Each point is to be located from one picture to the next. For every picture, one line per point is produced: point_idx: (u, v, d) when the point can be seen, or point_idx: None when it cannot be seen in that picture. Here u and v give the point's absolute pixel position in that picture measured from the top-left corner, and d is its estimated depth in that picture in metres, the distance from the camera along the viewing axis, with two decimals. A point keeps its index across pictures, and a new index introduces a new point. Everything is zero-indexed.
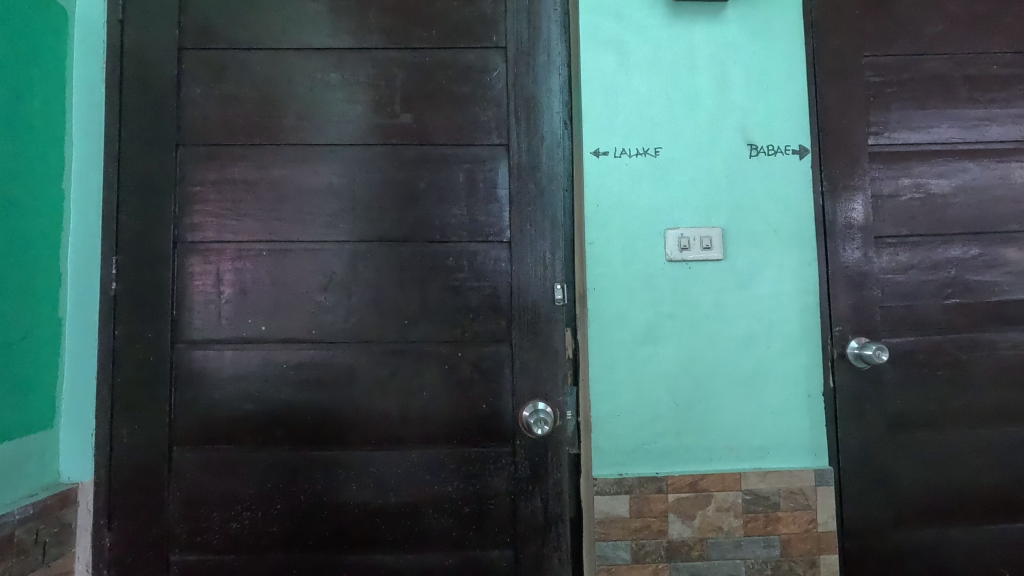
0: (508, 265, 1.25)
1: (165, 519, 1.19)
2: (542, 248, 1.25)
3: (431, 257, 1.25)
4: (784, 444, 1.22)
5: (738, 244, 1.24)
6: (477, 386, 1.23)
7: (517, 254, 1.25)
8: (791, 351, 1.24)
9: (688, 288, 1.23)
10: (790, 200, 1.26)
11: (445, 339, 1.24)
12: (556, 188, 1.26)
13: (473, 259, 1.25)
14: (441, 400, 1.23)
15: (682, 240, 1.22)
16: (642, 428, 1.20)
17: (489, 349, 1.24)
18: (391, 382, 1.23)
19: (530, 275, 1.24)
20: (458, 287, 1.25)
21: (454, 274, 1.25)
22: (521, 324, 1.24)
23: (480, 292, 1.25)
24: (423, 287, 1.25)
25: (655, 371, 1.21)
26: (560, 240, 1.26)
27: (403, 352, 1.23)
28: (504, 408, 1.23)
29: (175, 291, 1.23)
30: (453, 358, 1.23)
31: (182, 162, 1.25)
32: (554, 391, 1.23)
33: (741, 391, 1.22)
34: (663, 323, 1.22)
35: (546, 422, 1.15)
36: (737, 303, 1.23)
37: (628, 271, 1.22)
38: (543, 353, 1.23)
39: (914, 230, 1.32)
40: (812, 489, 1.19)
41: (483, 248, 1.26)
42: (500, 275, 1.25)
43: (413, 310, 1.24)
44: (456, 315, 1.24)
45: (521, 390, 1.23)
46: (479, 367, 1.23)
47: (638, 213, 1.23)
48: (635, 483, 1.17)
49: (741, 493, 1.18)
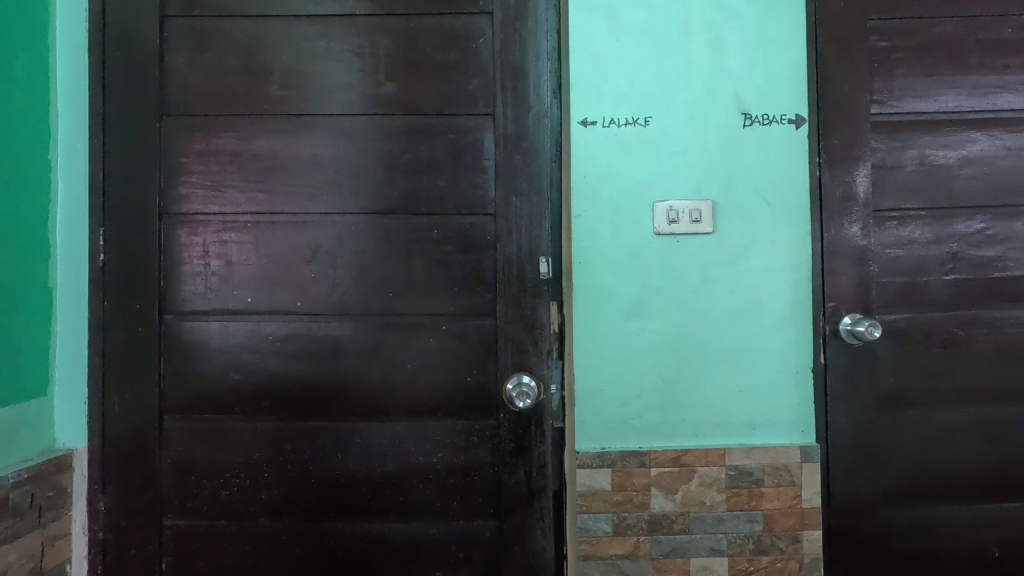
0: (494, 238, 1.24)
1: (156, 486, 1.22)
2: (528, 221, 1.23)
3: (417, 230, 1.24)
4: (771, 420, 1.20)
5: (729, 217, 1.21)
6: (462, 360, 1.23)
7: (503, 227, 1.23)
8: (781, 326, 1.22)
9: (677, 263, 1.20)
10: (785, 172, 1.22)
11: (430, 312, 1.24)
12: (543, 160, 1.24)
13: (459, 232, 1.24)
14: (427, 372, 1.23)
15: (671, 213, 1.20)
16: (626, 402, 1.19)
17: (474, 323, 1.23)
18: (377, 354, 1.23)
19: (516, 247, 1.23)
20: (444, 260, 1.24)
21: (440, 247, 1.24)
22: (506, 298, 1.22)
23: (466, 265, 1.24)
24: (408, 259, 1.24)
25: (641, 346, 1.20)
26: (546, 212, 1.24)
27: (389, 325, 1.24)
28: (488, 381, 1.23)
29: (162, 263, 1.24)
30: (438, 332, 1.23)
31: (167, 133, 1.24)
32: (540, 365, 1.22)
33: (728, 366, 1.21)
34: (650, 297, 1.20)
35: (528, 396, 1.17)
36: (727, 278, 1.21)
37: (615, 245, 1.20)
38: (528, 326, 1.23)
39: (915, 203, 1.28)
40: (797, 465, 1.18)
41: (469, 220, 1.24)
42: (487, 248, 1.24)
43: (399, 283, 1.24)
44: (443, 288, 1.24)
45: (506, 363, 1.22)
46: (465, 340, 1.23)
47: (626, 185, 1.21)
48: (618, 457, 1.17)
49: (725, 469, 1.18)
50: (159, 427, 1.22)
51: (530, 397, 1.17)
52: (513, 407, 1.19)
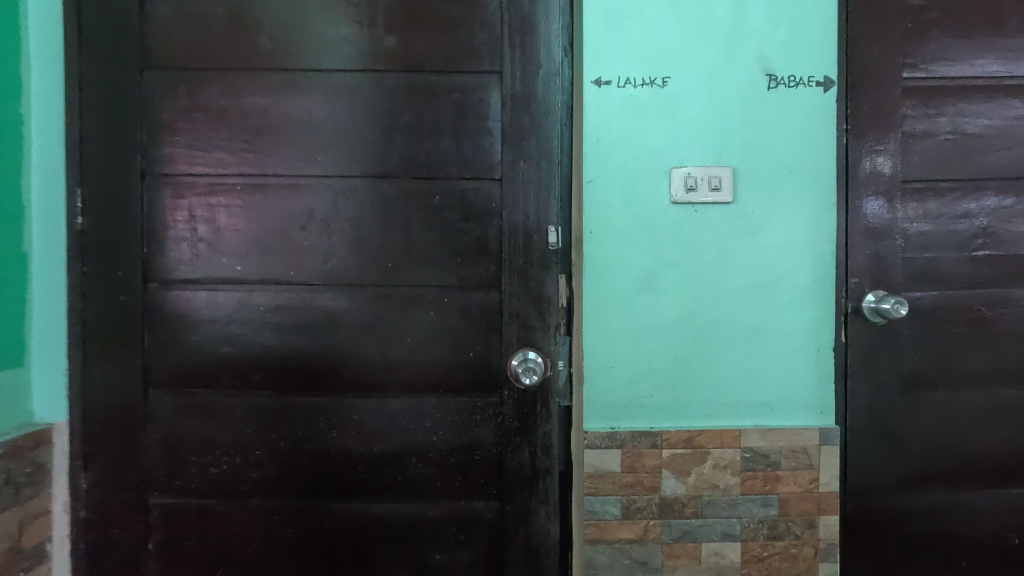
0: (499, 205, 1.16)
1: (142, 463, 1.16)
2: (536, 188, 1.15)
3: (417, 195, 1.17)
4: (788, 401, 1.14)
5: (750, 186, 1.13)
6: (464, 334, 1.16)
7: (509, 193, 1.15)
8: (801, 303, 1.14)
9: (693, 234, 1.13)
10: (812, 138, 1.14)
11: (431, 284, 1.17)
12: (553, 119, 1.14)
13: (462, 198, 1.16)
14: (427, 347, 1.16)
15: (688, 180, 1.12)
16: (636, 381, 1.14)
17: (477, 295, 1.16)
18: (374, 327, 1.16)
19: (523, 215, 1.15)
20: (446, 228, 1.16)
21: (441, 214, 1.16)
22: (512, 269, 1.15)
23: (469, 234, 1.16)
24: (408, 227, 1.17)
25: (652, 323, 1.14)
26: (556, 176, 1.14)
27: (387, 296, 1.17)
28: (492, 357, 1.16)
29: (144, 228, 1.16)
30: (439, 304, 1.16)
31: (149, 88, 1.15)
32: (546, 341, 1.14)
33: (743, 345, 1.14)
34: (663, 271, 1.13)
35: (535, 371, 1.11)
36: (744, 250, 1.13)
37: (627, 215, 1.14)
38: (535, 301, 1.14)
39: (946, 174, 1.21)
40: (815, 447, 1.13)
41: (472, 186, 1.16)
42: (491, 215, 1.16)
43: (398, 251, 1.16)
44: (444, 257, 1.16)
45: (511, 338, 1.15)
46: (468, 314, 1.16)
47: (640, 151, 1.14)
48: (628, 437, 1.12)
49: (740, 451, 1.12)
50: (144, 401, 1.16)
51: (536, 373, 1.11)
52: (520, 385, 1.12)
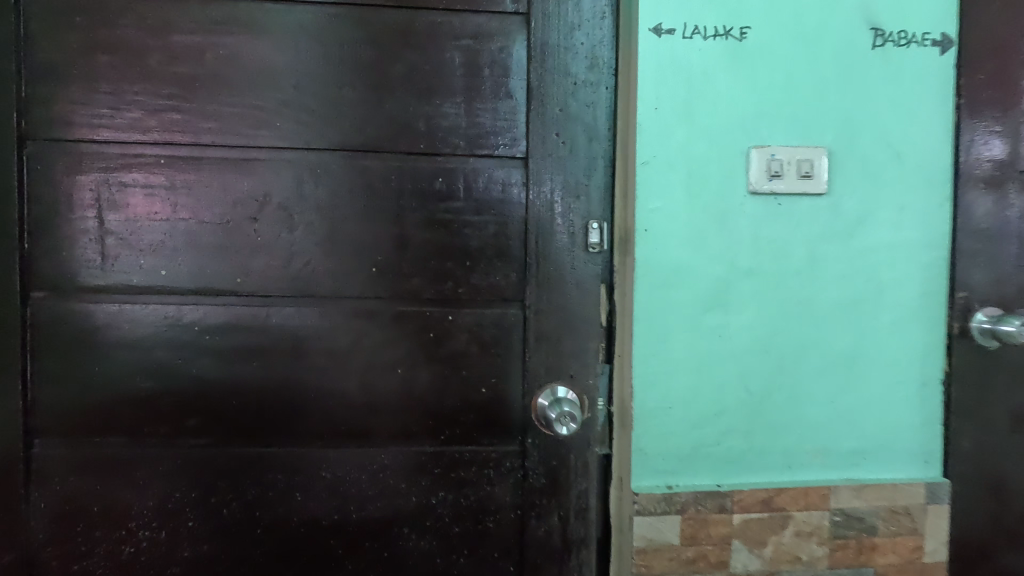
0: (522, 193, 0.88)
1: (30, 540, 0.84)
2: (571, 170, 0.88)
3: (413, 176, 0.87)
4: (887, 448, 0.90)
5: (848, 173, 0.88)
6: (474, 362, 0.88)
7: (535, 177, 0.87)
8: (905, 323, 0.90)
9: (777, 235, 0.87)
10: (922, 114, 0.89)
11: (430, 296, 0.87)
12: (591, 83, 0.87)
13: (472, 181, 0.87)
14: (424, 380, 0.87)
15: (772, 164, 0.86)
16: (702, 425, 0.87)
17: (493, 312, 0.88)
18: (353, 353, 0.87)
19: (555, 207, 0.88)
20: (450, 221, 0.87)
21: (445, 202, 0.87)
22: (539, 277, 0.88)
23: (482, 229, 0.87)
24: (399, 219, 0.87)
25: (723, 350, 0.87)
26: (596, 159, 0.88)
27: (371, 312, 0.87)
28: (511, 392, 0.88)
29: (25, 215, 0.83)
30: (441, 322, 0.87)
31: (29, 18, 0.82)
32: (582, 371, 0.89)
33: (835, 377, 0.89)
34: (738, 281, 0.87)
35: (573, 419, 0.83)
36: (839, 256, 0.88)
37: (693, 207, 0.86)
38: (567, 319, 0.89)
39: None
40: (920, 507, 0.89)
41: (486, 164, 0.87)
42: (512, 205, 0.87)
43: (385, 252, 0.87)
44: (449, 261, 0.87)
45: (536, 367, 0.88)
46: (479, 336, 0.88)
47: (712, 123, 0.86)
48: (690, 500, 0.85)
49: (829, 514, 0.88)
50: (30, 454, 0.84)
51: (574, 420, 0.83)
52: (548, 431, 0.86)
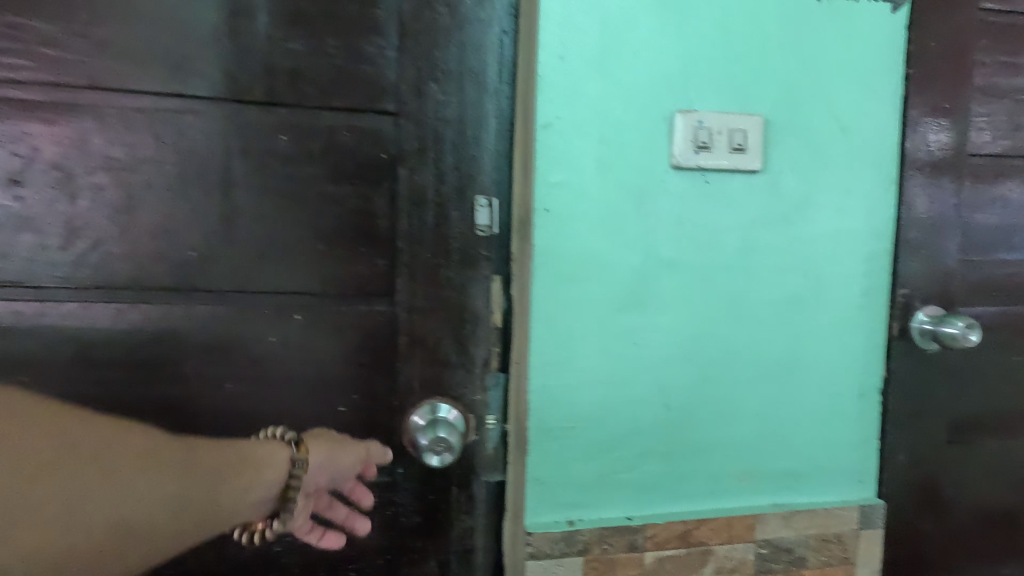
0: (394, 158, 0.69)
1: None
2: (457, 132, 0.69)
3: (245, 130, 0.65)
4: (821, 467, 0.79)
5: (787, 148, 0.74)
6: (331, 374, 0.70)
7: (410, 139, 0.68)
8: (845, 325, 0.78)
9: (705, 220, 0.72)
10: (870, 82, 0.77)
11: (272, 290, 0.67)
12: (484, 25, 0.70)
13: (326, 140, 0.67)
14: (264, 398, 0.68)
15: (699, 134, 0.71)
16: (611, 448, 0.72)
17: (356, 310, 0.69)
18: (164, 364, 0.66)
19: (436, 178, 0.69)
20: (297, 192, 0.67)
21: (290, 168, 0.67)
22: (415, 267, 0.70)
23: (340, 204, 0.68)
24: (225, 186, 0.65)
25: (639, 357, 0.72)
26: (488, 120, 0.70)
27: (187, 310, 0.66)
28: (378, 411, 0.71)
29: None
30: (286, 323, 0.68)
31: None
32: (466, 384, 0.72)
33: (767, 388, 0.76)
34: (658, 275, 0.72)
35: (448, 455, 0.69)
36: (774, 246, 0.75)
37: (606, 183, 0.70)
38: (449, 319, 0.71)
39: None
40: (853, 534, 0.79)
41: (346, 120, 0.67)
42: (380, 174, 0.68)
43: (205, 229, 0.65)
44: (295, 244, 0.67)
45: (410, 379, 0.71)
46: (337, 340, 0.69)
47: (630, 80, 0.69)
48: (595, 538, 0.71)
49: (754, 546, 0.76)
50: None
51: (449, 457, 0.69)
52: (410, 452, 0.71)
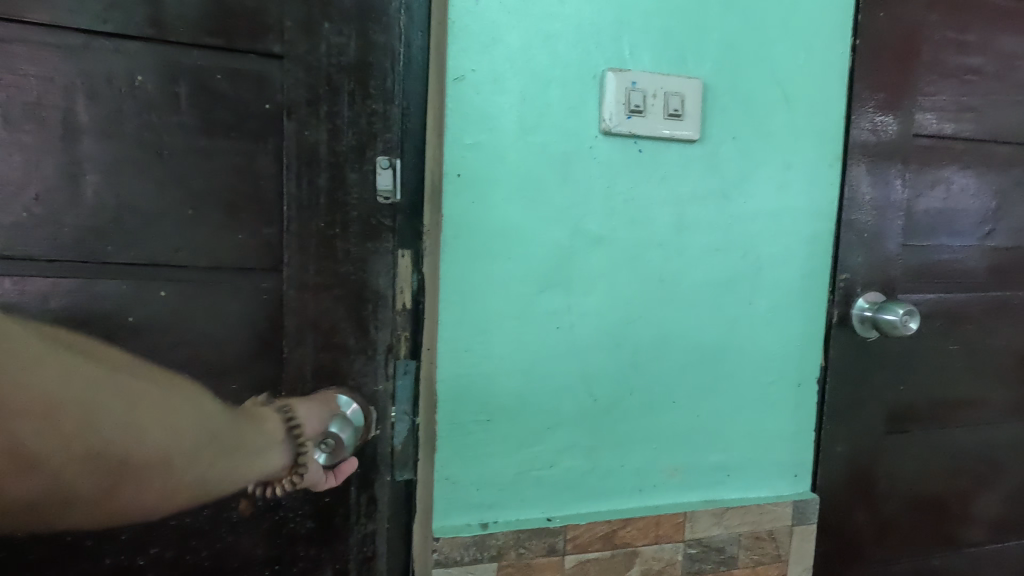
0: (281, 110, 0.59)
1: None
2: (356, 83, 0.61)
3: (92, 69, 0.54)
4: (755, 461, 0.74)
5: (726, 117, 0.68)
6: (202, 359, 0.59)
7: (298, 88, 0.59)
8: (783, 309, 0.73)
9: (636, 192, 0.66)
10: (815, 50, 0.71)
11: (130, 262, 0.57)
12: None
13: (195, 85, 0.57)
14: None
15: (632, 97, 0.64)
16: (530, 442, 0.66)
17: (238, 286, 0.60)
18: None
19: (331, 136, 0.60)
20: (160, 145, 0.56)
21: (151, 116, 0.56)
22: (309, 238, 0.61)
23: (215, 159, 0.58)
24: (67, 133, 0.54)
25: (562, 343, 0.65)
26: (393, 70, 0.62)
27: (16, 283, 0.54)
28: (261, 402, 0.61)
29: None
30: (147, 300, 0.57)
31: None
32: (367, 372, 0.64)
33: (700, 377, 0.70)
34: (583, 252, 0.65)
35: (328, 454, 0.60)
36: (711, 223, 0.69)
37: (527, 148, 0.62)
38: (347, 300, 0.63)
39: (977, 127, 0.82)
40: (786, 530, 0.75)
41: (221, 61, 0.57)
42: (264, 128, 0.59)
43: (39, 185, 0.54)
44: (158, 208, 0.57)
45: (300, 367, 0.62)
46: (211, 318, 0.59)
47: (555, 32, 0.62)
48: (510, 542, 0.64)
49: (684, 547, 0.71)
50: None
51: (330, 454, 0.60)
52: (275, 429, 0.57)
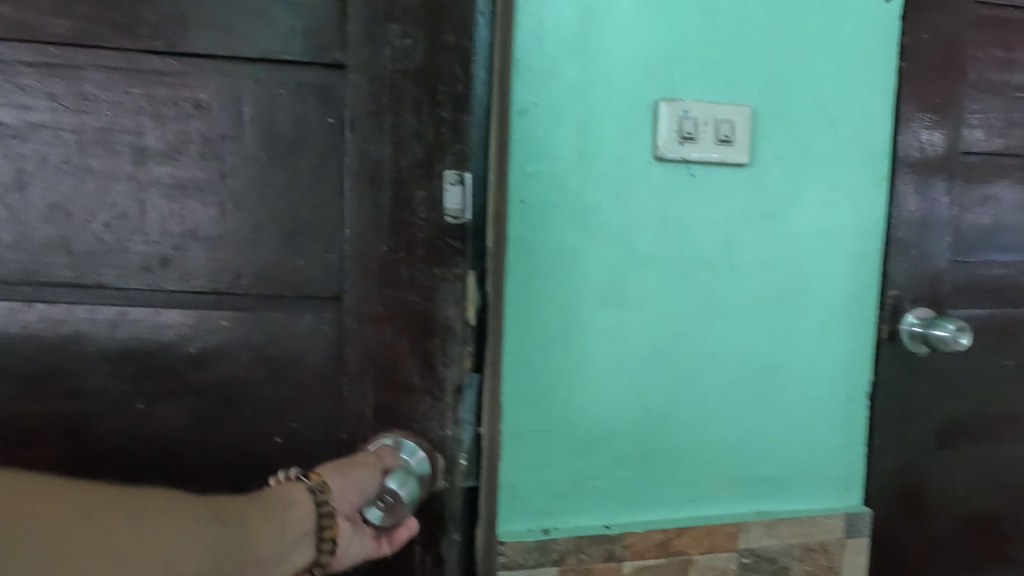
0: (345, 123, 0.55)
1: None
2: (423, 92, 0.54)
3: (155, 88, 0.52)
4: (805, 474, 0.76)
5: (773, 141, 0.71)
6: (260, 396, 0.56)
7: (363, 102, 0.54)
8: (831, 325, 0.75)
9: (686, 214, 0.69)
10: (860, 75, 0.74)
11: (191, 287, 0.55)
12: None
13: (251, 97, 0.54)
14: (180, 422, 0.56)
15: (683, 124, 0.67)
16: (587, 452, 0.69)
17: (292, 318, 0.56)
18: (58, 375, 0.54)
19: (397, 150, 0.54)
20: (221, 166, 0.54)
21: (214, 136, 0.54)
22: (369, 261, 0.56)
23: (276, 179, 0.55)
24: (136, 157, 0.53)
25: (617, 358, 0.69)
26: (465, 73, 0.54)
27: (85, 311, 0.53)
28: (318, 444, 0.58)
29: None
30: (205, 332, 0.55)
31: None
32: (431, 415, 0.57)
33: (749, 391, 0.73)
34: (637, 272, 0.68)
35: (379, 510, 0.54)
36: (759, 243, 0.71)
37: (584, 174, 0.66)
38: (412, 328, 0.57)
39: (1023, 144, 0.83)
40: (838, 543, 0.76)
41: (283, 75, 0.54)
42: (326, 144, 0.55)
43: (110, 211, 0.53)
44: (220, 232, 0.54)
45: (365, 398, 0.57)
46: (266, 355, 0.56)
47: (610, 67, 0.66)
48: (569, 547, 0.68)
49: (737, 556, 0.73)
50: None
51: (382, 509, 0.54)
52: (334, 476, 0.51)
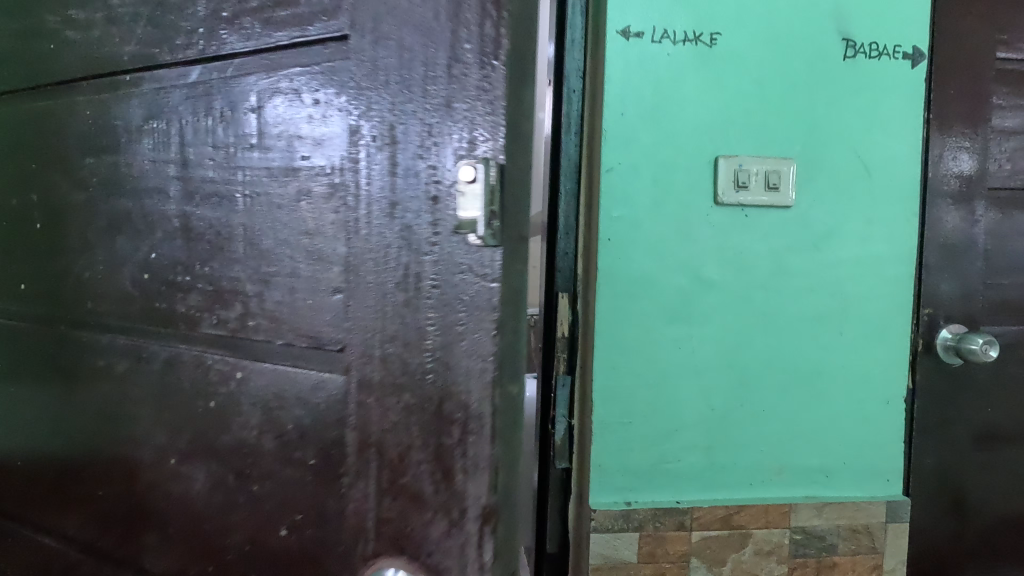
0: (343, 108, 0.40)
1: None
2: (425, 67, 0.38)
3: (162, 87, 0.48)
4: (849, 465, 0.89)
5: (816, 186, 0.86)
6: (267, 473, 0.45)
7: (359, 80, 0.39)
8: (871, 339, 0.88)
9: (742, 247, 0.85)
10: (893, 128, 0.87)
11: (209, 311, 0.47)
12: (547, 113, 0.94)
13: (267, 122, 0.43)
14: (200, 485, 0.49)
15: (739, 175, 0.83)
16: (661, 440, 0.85)
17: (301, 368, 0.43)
18: (106, 399, 0.53)
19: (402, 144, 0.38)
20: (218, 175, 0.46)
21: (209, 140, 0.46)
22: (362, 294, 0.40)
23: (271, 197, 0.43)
24: (160, 144, 0.48)
25: (685, 363, 0.85)
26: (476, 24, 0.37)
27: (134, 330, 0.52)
28: (337, 540, 0.42)
29: None
30: (219, 368, 0.47)
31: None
32: (447, 550, 0.39)
33: (798, 393, 0.87)
34: (702, 293, 0.84)
35: None
36: (806, 270, 0.86)
37: (658, 217, 0.83)
38: (419, 413, 0.39)
39: None
40: (881, 526, 0.89)
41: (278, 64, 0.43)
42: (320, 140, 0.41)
43: (145, 207, 0.49)
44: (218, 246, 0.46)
45: (351, 507, 0.42)
46: (273, 422, 0.44)
47: (679, 133, 0.83)
48: (648, 517, 0.83)
49: (790, 532, 0.86)
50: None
51: None
52: None
